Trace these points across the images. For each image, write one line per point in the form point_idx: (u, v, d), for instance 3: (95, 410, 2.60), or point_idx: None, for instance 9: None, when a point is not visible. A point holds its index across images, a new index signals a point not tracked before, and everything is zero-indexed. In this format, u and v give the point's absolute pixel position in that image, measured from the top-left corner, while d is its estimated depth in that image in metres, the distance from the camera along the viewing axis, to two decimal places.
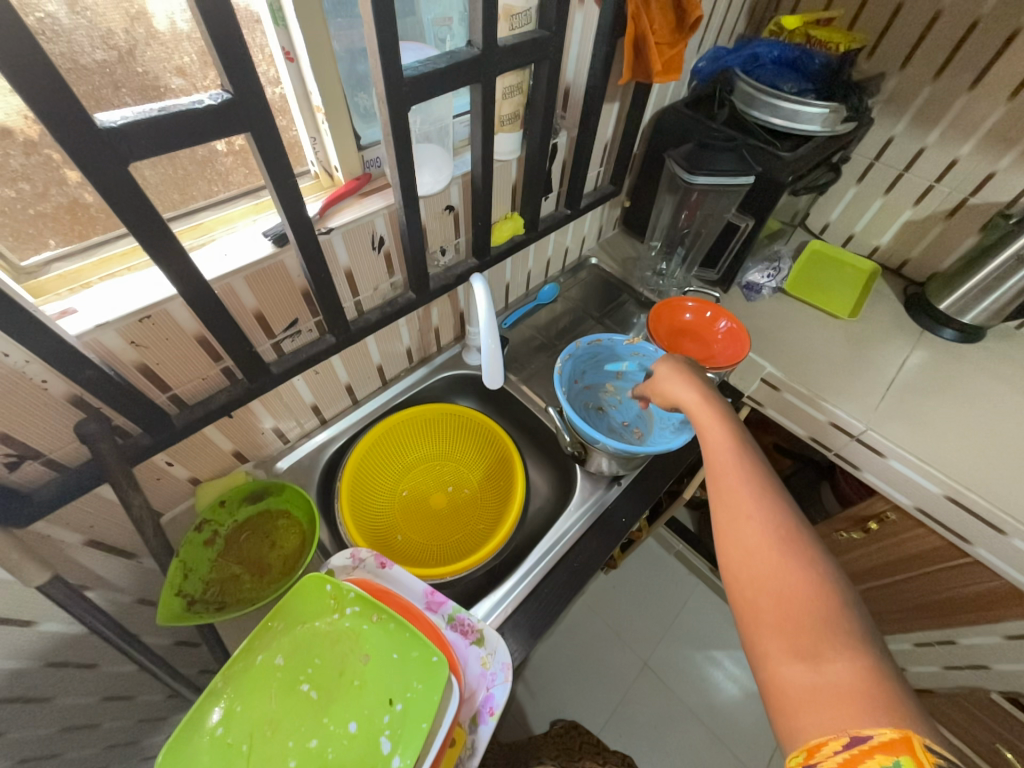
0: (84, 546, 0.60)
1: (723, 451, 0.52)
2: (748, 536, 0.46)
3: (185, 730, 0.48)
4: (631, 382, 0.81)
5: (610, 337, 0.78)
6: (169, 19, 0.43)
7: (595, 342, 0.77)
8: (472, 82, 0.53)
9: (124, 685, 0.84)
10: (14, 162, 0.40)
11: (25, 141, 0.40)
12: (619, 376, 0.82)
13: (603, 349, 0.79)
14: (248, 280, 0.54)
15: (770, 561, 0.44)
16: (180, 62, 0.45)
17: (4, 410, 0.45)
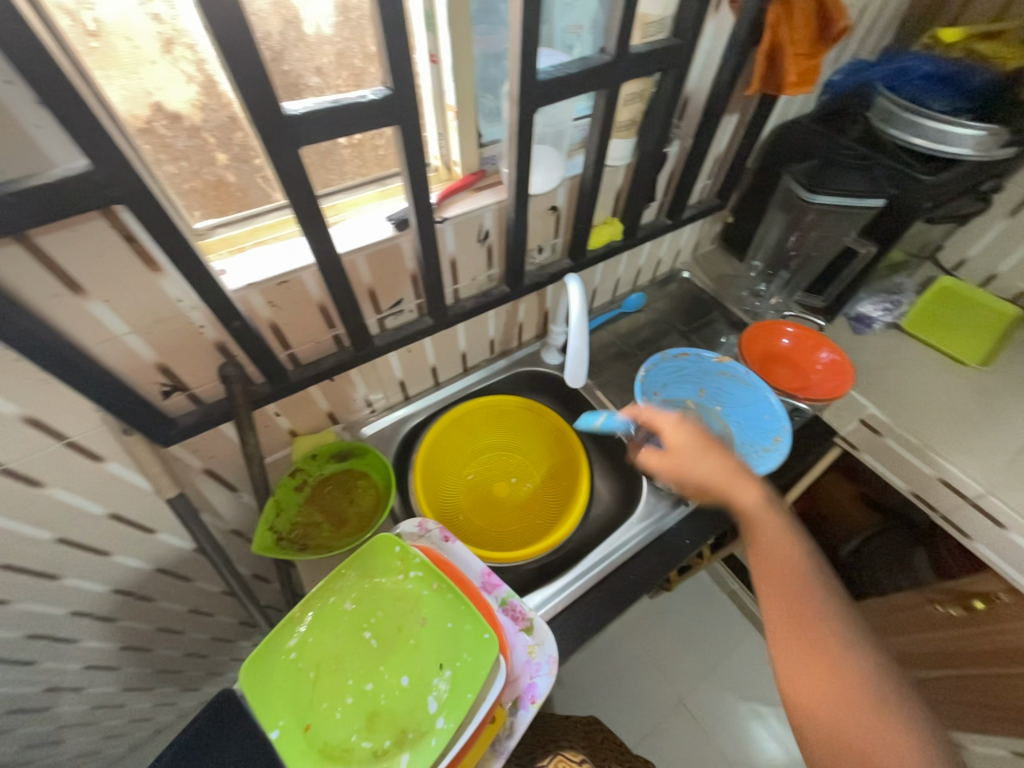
0: (202, 473, 0.69)
1: (781, 556, 0.49)
2: (812, 669, 0.44)
3: (265, 647, 0.54)
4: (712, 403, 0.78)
5: (698, 351, 0.77)
6: (316, 26, 0.48)
7: (681, 355, 0.77)
8: (600, 87, 0.55)
9: (208, 603, 0.96)
10: (178, 144, 0.47)
11: (189, 125, 0.47)
12: (700, 395, 0.79)
13: (688, 363, 0.78)
14: (368, 258, 0.60)
15: (830, 685, 0.44)
16: (320, 62, 0.51)
17: (169, 344, 0.53)
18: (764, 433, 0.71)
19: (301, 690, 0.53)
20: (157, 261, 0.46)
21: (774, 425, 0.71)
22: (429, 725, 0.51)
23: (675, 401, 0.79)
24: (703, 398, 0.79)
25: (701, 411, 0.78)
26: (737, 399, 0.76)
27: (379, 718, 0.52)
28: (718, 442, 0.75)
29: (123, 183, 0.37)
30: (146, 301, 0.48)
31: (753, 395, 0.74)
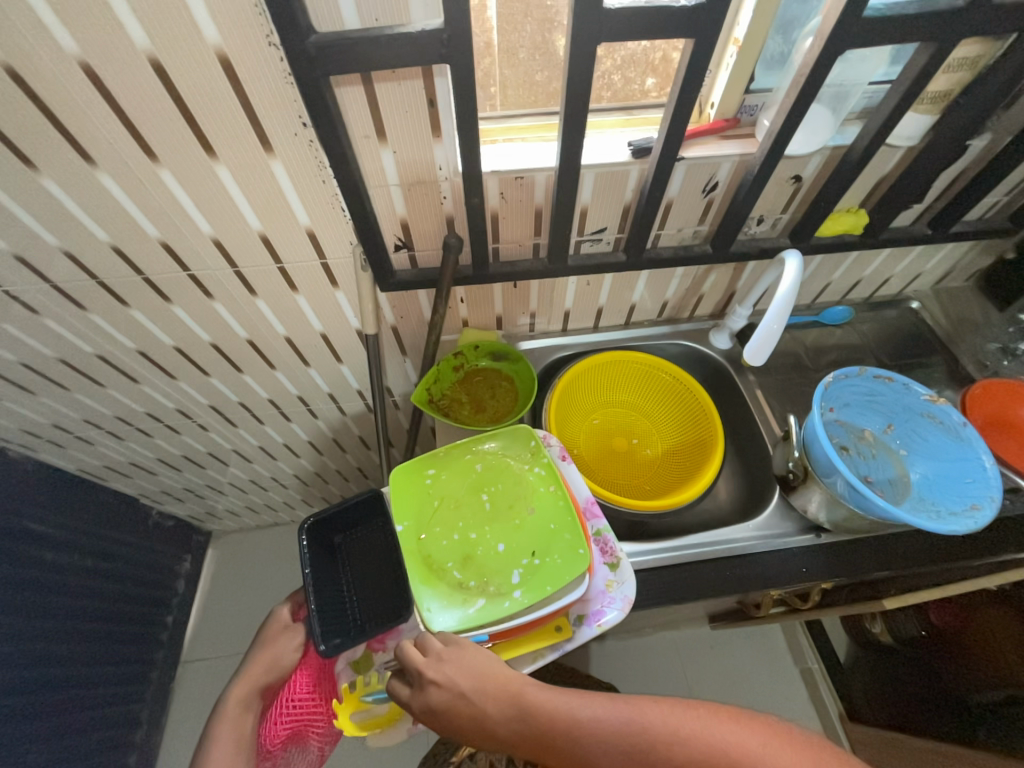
0: (391, 328, 0.83)
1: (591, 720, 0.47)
2: None
3: (414, 465, 0.68)
4: (897, 445, 0.68)
5: (907, 381, 0.67)
6: None
7: (884, 378, 0.67)
8: (930, 40, 0.47)
9: (348, 439, 1.17)
10: None
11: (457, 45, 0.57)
12: (885, 431, 0.69)
13: (889, 390, 0.68)
14: (597, 178, 0.63)
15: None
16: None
17: (417, 206, 0.63)
18: (958, 496, 0.61)
19: (425, 509, 0.65)
20: (440, 127, 0.54)
21: (978, 490, 0.60)
22: (507, 590, 0.60)
23: (852, 428, 0.69)
24: (886, 435, 0.69)
25: (878, 448, 0.68)
26: (933, 449, 0.65)
27: (471, 562, 0.62)
28: (893, 489, 0.65)
29: (455, 48, 0.44)
30: (418, 161, 0.57)
31: (960, 451, 0.63)
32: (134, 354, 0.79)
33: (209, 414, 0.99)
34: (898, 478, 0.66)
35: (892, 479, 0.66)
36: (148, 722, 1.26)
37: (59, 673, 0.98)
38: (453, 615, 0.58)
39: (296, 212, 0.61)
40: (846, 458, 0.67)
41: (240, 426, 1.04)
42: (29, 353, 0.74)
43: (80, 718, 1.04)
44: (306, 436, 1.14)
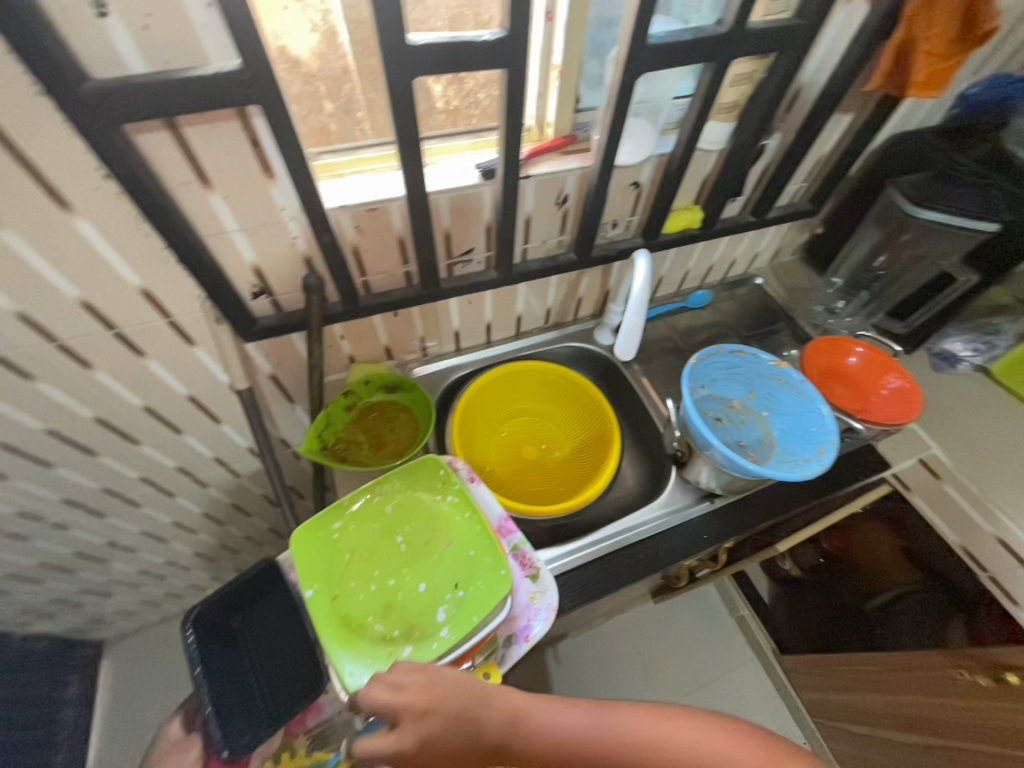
0: (270, 377, 0.77)
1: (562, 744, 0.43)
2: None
3: (315, 522, 0.62)
4: (760, 408, 0.76)
5: (755, 351, 0.76)
6: None
7: (737, 352, 0.76)
8: (708, 61, 0.54)
9: (250, 501, 1.08)
10: (293, 90, 0.54)
11: (305, 73, 0.53)
12: (748, 397, 0.77)
13: (743, 362, 0.77)
14: (451, 202, 0.63)
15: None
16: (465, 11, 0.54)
17: (266, 249, 0.59)
18: (809, 443, 0.70)
19: (337, 567, 0.60)
20: (271, 167, 0.51)
21: (823, 436, 0.69)
22: (433, 631, 0.57)
23: (721, 399, 0.77)
24: (750, 401, 0.77)
25: (745, 413, 0.77)
26: (786, 407, 0.75)
27: (393, 610, 0.58)
28: (761, 447, 0.73)
29: (262, 86, 0.42)
30: (255, 203, 0.54)
31: (805, 404, 0.73)
32: None
33: (66, 512, 0.84)
34: (764, 436, 0.74)
35: (759, 439, 0.74)
36: None
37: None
38: (378, 674, 0.53)
39: (121, 272, 0.54)
40: (720, 427, 0.75)
41: (110, 516, 0.90)
42: None
43: None
44: (199, 509, 1.02)
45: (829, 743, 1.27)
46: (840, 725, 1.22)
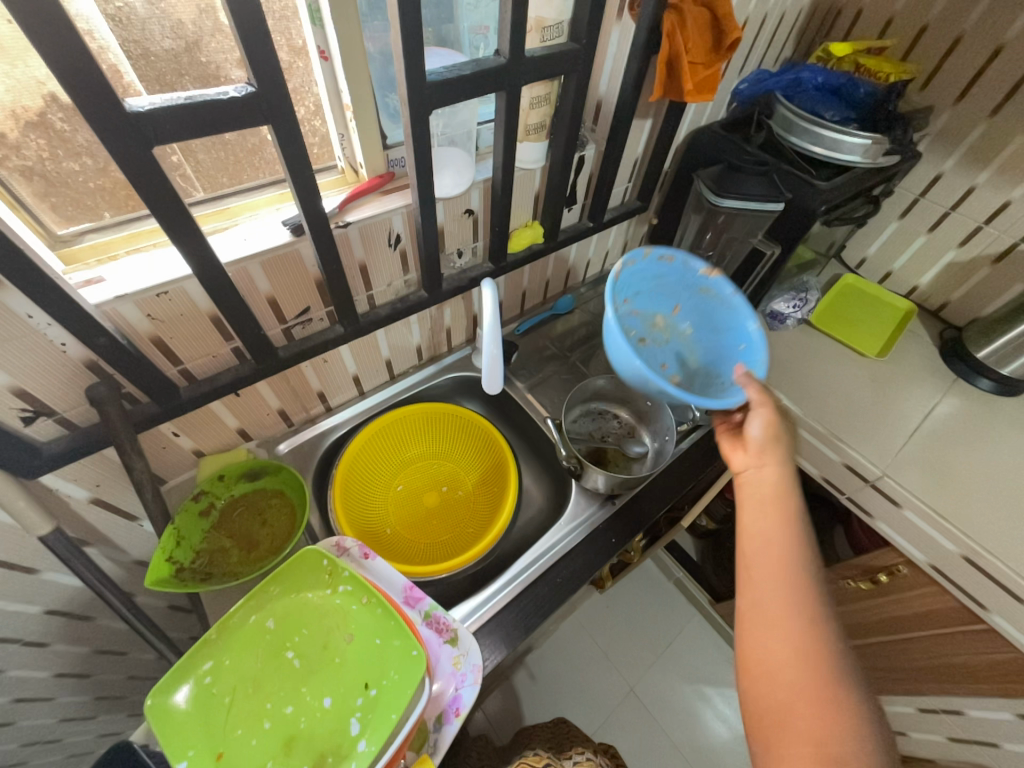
0: (89, 503, 0.63)
1: (772, 494, 0.53)
2: (779, 634, 0.45)
3: (171, 678, 0.50)
4: (687, 327, 0.76)
5: (683, 259, 0.73)
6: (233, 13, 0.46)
7: (664, 258, 0.73)
8: (497, 90, 0.54)
9: (115, 639, 0.89)
10: (82, 137, 0.45)
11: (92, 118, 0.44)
12: (675, 312, 0.77)
13: (671, 270, 0.74)
14: (264, 266, 0.56)
15: (783, 652, 0.44)
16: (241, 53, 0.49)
17: (24, 366, 0.47)
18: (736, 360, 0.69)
19: (215, 720, 0.50)
20: None
21: (751, 353, 0.68)
22: (349, 749, 0.49)
23: (647, 317, 0.77)
24: (677, 315, 0.77)
25: (668, 329, 0.77)
26: (712, 324, 0.74)
27: (297, 742, 0.50)
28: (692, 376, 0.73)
29: None
30: None
31: (731, 317, 0.71)
32: None
33: None
34: (693, 357, 0.75)
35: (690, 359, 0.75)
36: None
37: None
38: None
39: None
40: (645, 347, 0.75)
41: None
42: None
43: None
44: (49, 672, 0.82)
45: None
46: None
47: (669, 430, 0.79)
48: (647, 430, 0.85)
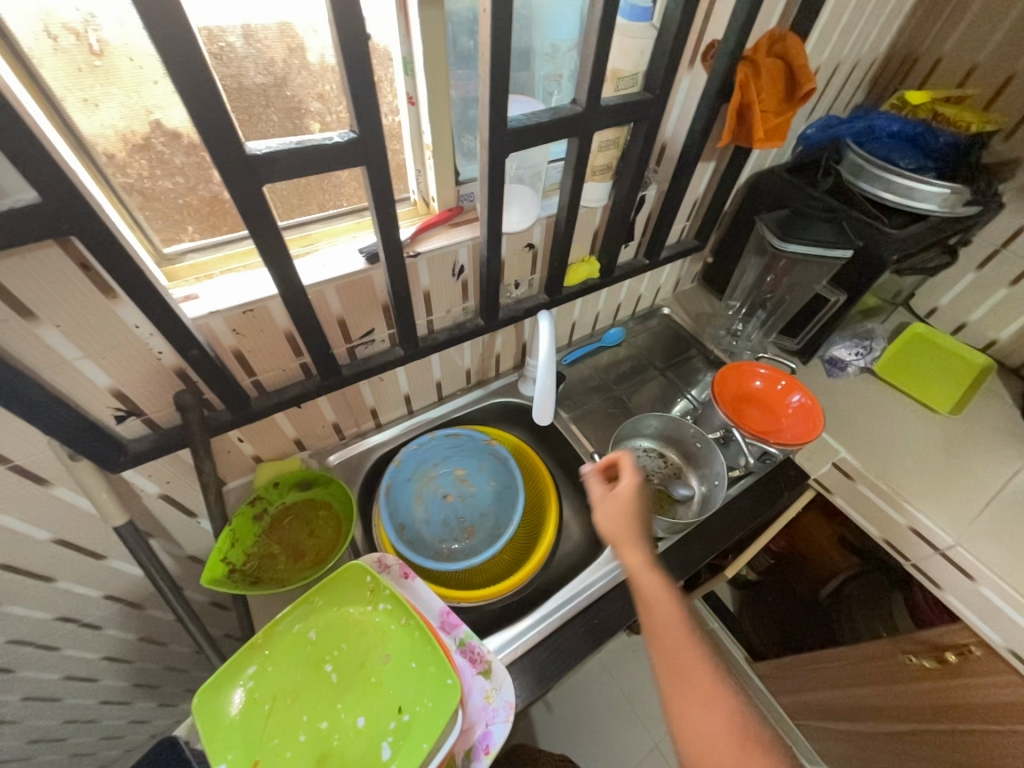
0: (158, 498, 0.67)
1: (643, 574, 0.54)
2: (706, 734, 0.45)
3: (220, 679, 0.52)
4: (490, 479, 0.84)
5: (471, 431, 0.81)
6: (320, 55, 0.51)
7: (451, 435, 0.81)
8: (571, 135, 0.56)
9: (160, 630, 0.93)
10: (175, 160, 0.49)
11: (188, 144, 0.49)
12: (478, 472, 0.84)
13: (459, 440, 0.82)
14: (339, 289, 0.60)
15: (723, 742, 0.44)
16: (323, 89, 0.54)
17: (125, 370, 0.52)
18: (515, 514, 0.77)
19: (255, 727, 0.51)
20: (114, 288, 0.45)
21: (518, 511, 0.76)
22: None
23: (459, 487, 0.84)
24: (481, 474, 0.84)
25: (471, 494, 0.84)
26: (503, 477, 0.83)
27: (329, 760, 0.50)
28: (478, 513, 0.83)
29: (73, 217, 0.37)
30: (101, 327, 0.48)
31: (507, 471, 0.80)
32: None
33: None
34: (493, 487, 0.83)
35: (490, 485, 0.84)
36: None
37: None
38: None
39: None
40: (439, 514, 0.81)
41: None
42: None
43: None
44: (99, 654, 0.87)
45: (811, 742, 1.26)
46: (818, 727, 1.21)
47: (719, 479, 0.77)
48: (693, 473, 0.83)
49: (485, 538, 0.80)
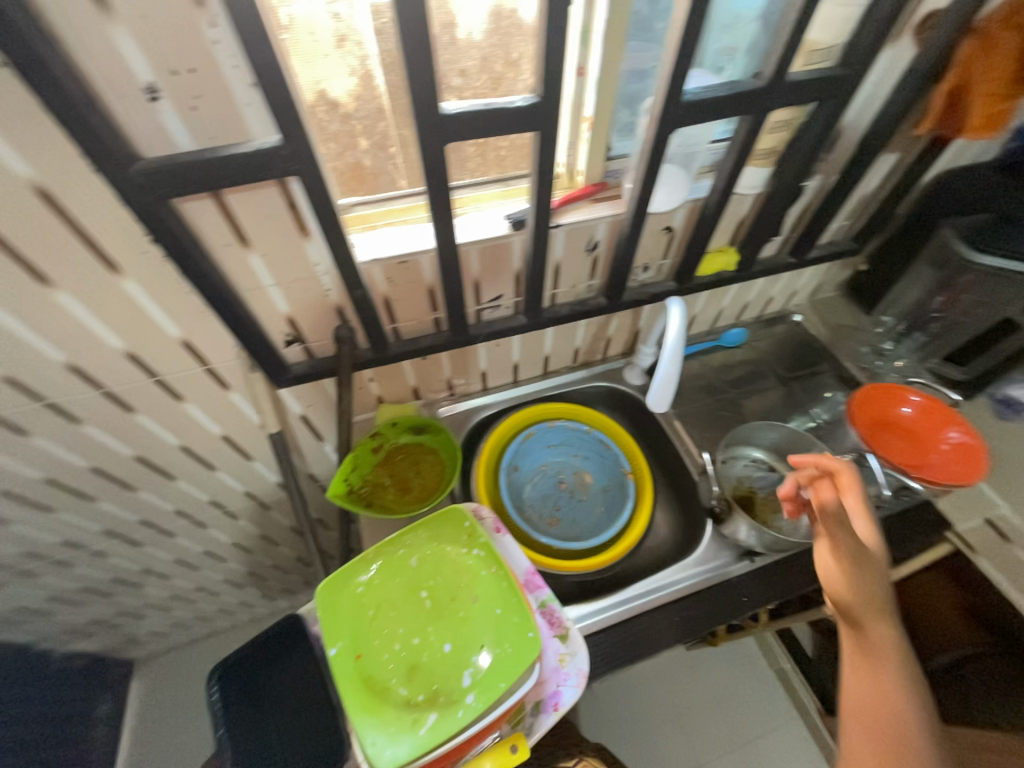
0: (300, 418, 0.78)
1: (867, 619, 0.53)
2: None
3: (341, 575, 0.61)
4: (599, 497, 0.82)
5: (620, 449, 0.83)
6: (467, 32, 0.52)
7: (604, 441, 0.84)
8: (746, 112, 0.53)
9: (276, 531, 1.09)
10: (331, 127, 0.54)
11: (342, 112, 0.54)
12: (595, 482, 0.83)
13: (603, 448, 0.84)
14: (481, 252, 0.64)
15: None
16: (464, 66, 0.54)
17: (301, 301, 0.60)
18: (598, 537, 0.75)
19: (360, 625, 0.58)
20: (309, 227, 0.53)
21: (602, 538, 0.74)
22: (458, 698, 0.54)
23: (575, 477, 0.84)
24: (593, 484, 0.83)
25: (577, 493, 0.82)
26: (612, 504, 0.81)
27: (418, 673, 0.56)
28: (571, 513, 0.81)
29: (298, 163, 0.43)
30: (291, 262, 0.55)
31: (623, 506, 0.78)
32: None
33: (108, 541, 0.88)
34: (595, 503, 0.81)
35: (594, 500, 0.82)
36: None
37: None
38: (403, 746, 0.50)
39: (163, 326, 0.56)
40: (545, 481, 0.83)
41: (146, 545, 0.93)
42: None
43: None
44: (230, 539, 1.03)
45: None
46: None
47: None
48: None
49: (559, 533, 0.79)
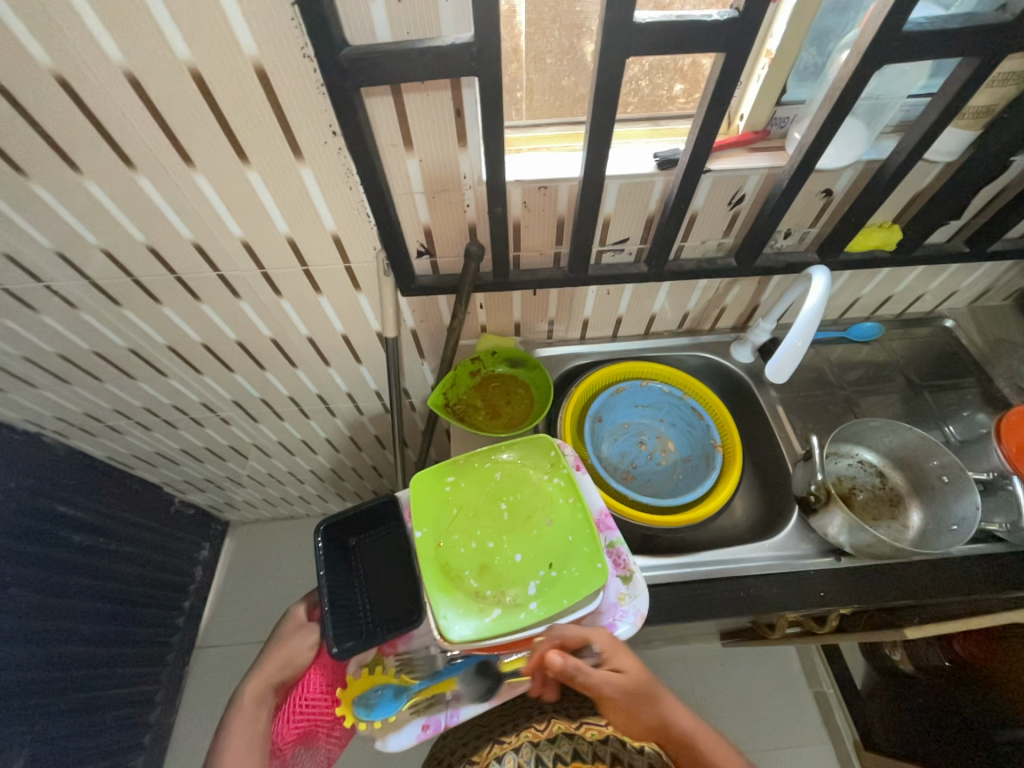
0: (411, 331, 0.83)
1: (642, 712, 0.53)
2: None
3: (433, 471, 0.67)
4: (677, 463, 0.82)
5: (713, 420, 0.81)
6: None
7: (697, 410, 0.82)
8: (975, 53, 0.46)
9: (361, 439, 1.19)
10: None
11: None
12: (673, 448, 0.83)
13: (693, 416, 0.82)
14: (620, 188, 0.62)
15: None
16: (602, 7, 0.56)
17: (442, 214, 0.63)
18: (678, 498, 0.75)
19: (443, 518, 0.64)
20: (468, 138, 0.55)
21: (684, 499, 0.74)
22: (523, 601, 0.58)
23: (655, 440, 0.84)
24: (672, 450, 0.83)
25: (655, 454, 0.83)
26: (690, 472, 0.81)
27: (488, 571, 0.60)
28: (646, 472, 0.82)
29: (480, 64, 0.44)
30: (444, 172, 0.58)
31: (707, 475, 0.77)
32: (164, 349, 0.83)
33: (232, 409, 1.02)
34: (672, 467, 0.82)
35: (671, 464, 0.82)
36: (164, 706, 1.28)
37: (71, 654, 1.00)
38: (470, 625, 0.56)
39: (323, 218, 0.62)
40: (625, 437, 0.83)
41: (261, 421, 1.07)
42: (65, 345, 0.79)
43: (99, 696, 1.09)
44: (324, 434, 1.15)
45: None
46: None
47: (963, 523, 0.65)
48: (919, 506, 0.71)
49: (634, 488, 0.80)
